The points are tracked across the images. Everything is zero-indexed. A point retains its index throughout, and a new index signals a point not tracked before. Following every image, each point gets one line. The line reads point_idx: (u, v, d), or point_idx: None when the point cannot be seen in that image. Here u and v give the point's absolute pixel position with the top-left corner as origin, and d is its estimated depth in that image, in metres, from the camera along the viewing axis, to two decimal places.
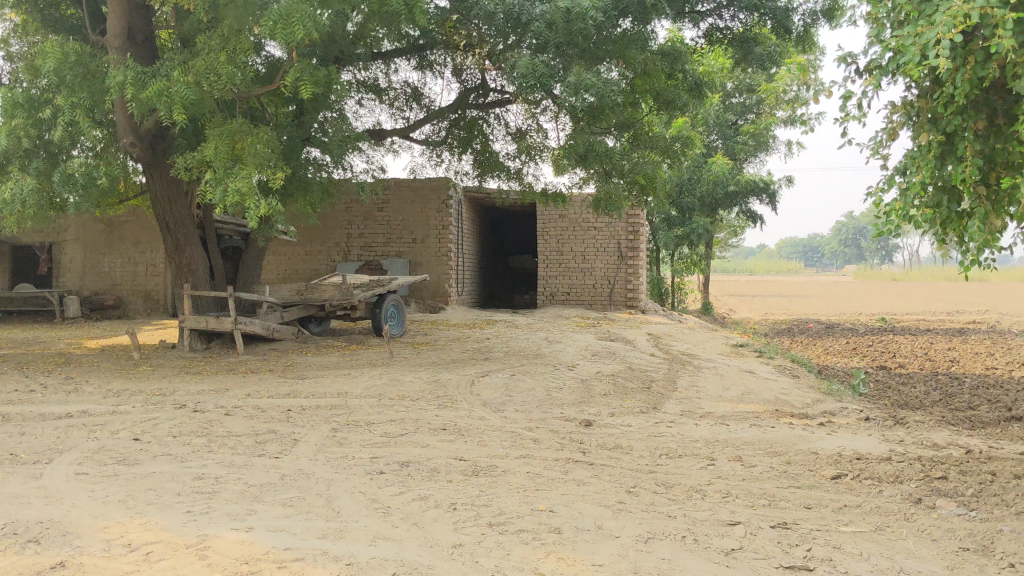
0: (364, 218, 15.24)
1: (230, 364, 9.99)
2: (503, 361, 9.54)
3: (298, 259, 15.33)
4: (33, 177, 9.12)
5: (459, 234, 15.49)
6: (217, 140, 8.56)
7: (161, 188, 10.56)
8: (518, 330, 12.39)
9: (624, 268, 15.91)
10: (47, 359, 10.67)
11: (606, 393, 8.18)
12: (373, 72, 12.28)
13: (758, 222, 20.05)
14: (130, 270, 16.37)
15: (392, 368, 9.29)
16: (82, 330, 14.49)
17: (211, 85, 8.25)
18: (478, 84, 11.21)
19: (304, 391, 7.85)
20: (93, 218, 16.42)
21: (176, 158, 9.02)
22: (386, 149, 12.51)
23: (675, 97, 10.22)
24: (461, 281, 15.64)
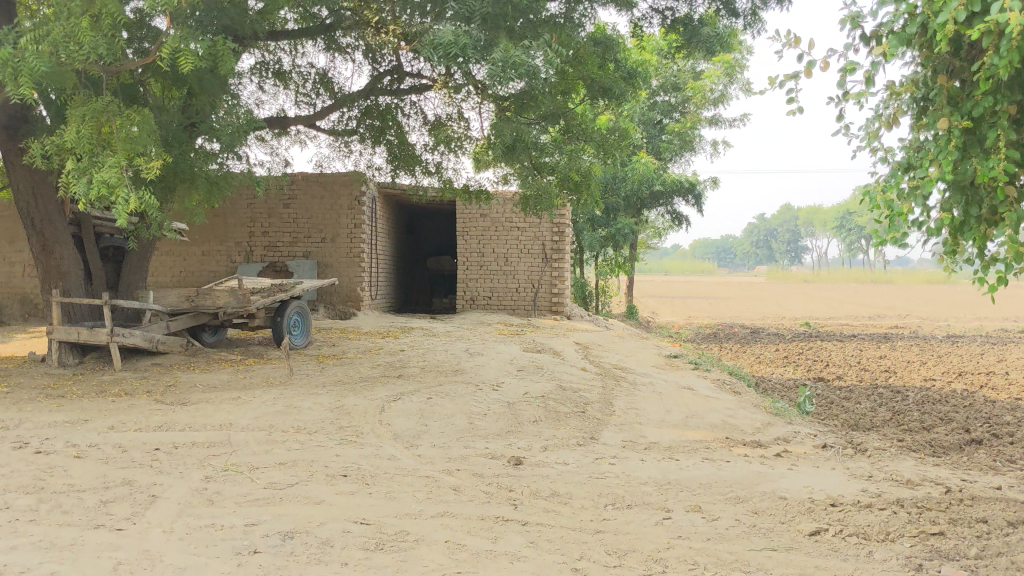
0: (268, 216, 13.90)
1: (101, 383, 8.62)
2: (418, 380, 8.37)
3: (193, 259, 13.89)
4: None
5: (372, 233, 14.25)
6: (77, 121, 7.24)
7: (22, 177, 9.19)
8: (434, 339, 11.23)
9: (549, 271, 14.91)
10: None
11: (537, 420, 7.12)
12: (276, 53, 11.05)
13: (684, 224, 19.26)
14: (4, 271, 14.68)
15: (290, 388, 8.06)
16: None
17: (68, 54, 6.99)
18: (393, 68, 10.05)
19: (179, 424, 6.61)
20: None
21: (31, 145, 7.66)
22: (290, 139, 11.25)
23: (611, 86, 9.22)
24: (375, 285, 14.40)
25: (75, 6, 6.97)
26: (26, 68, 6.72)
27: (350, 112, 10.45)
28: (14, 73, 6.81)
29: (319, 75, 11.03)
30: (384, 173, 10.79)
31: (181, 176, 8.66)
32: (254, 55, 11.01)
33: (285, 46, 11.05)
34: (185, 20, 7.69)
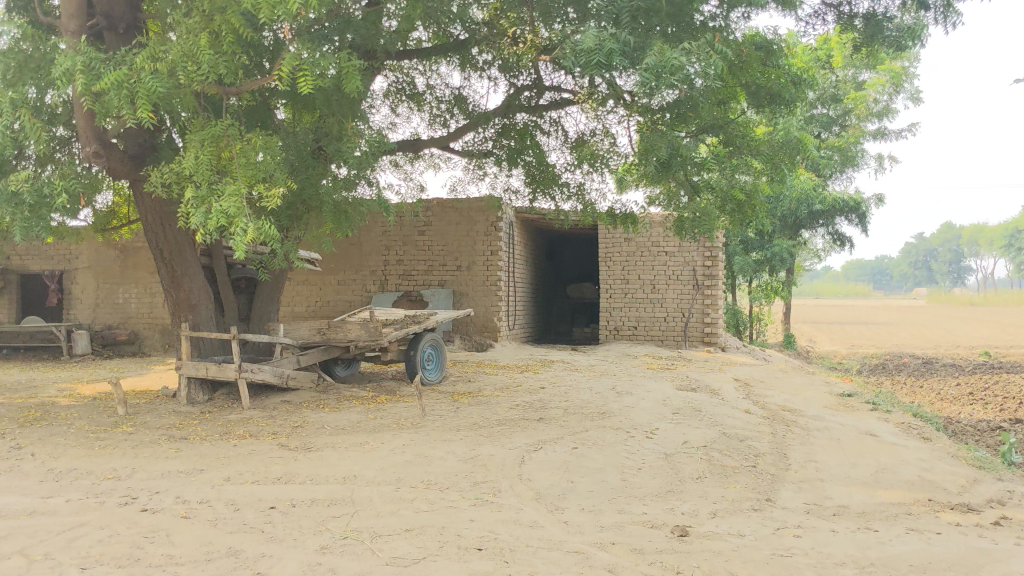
0: (403, 243, 13.39)
1: (227, 422, 8.12)
2: (562, 425, 7.48)
3: (328, 289, 13.53)
4: None
5: (510, 261, 13.53)
6: (194, 146, 6.82)
7: (150, 207, 8.91)
8: (578, 374, 10.34)
9: (701, 298, 13.78)
10: (19, 415, 8.92)
11: (700, 477, 6.14)
12: (409, 74, 10.50)
13: (846, 245, 17.75)
14: (146, 302, 14.70)
15: (422, 430, 7.34)
16: (83, 371, 12.80)
17: (186, 75, 6.57)
18: (531, 83, 9.30)
19: (301, 474, 5.96)
20: (106, 243, 14.75)
21: (152, 173, 7.27)
22: (425, 164, 10.66)
23: (780, 92, 8.10)
24: (513, 314, 13.65)
25: (194, 22, 6.54)
26: (140, 90, 6.33)
27: (486, 133, 9.74)
28: (129, 96, 6.42)
29: (454, 95, 10.39)
30: (523, 197, 10.00)
31: (309, 204, 8.13)
32: (387, 77, 10.49)
33: (419, 66, 10.48)
34: (309, 35, 7.15)
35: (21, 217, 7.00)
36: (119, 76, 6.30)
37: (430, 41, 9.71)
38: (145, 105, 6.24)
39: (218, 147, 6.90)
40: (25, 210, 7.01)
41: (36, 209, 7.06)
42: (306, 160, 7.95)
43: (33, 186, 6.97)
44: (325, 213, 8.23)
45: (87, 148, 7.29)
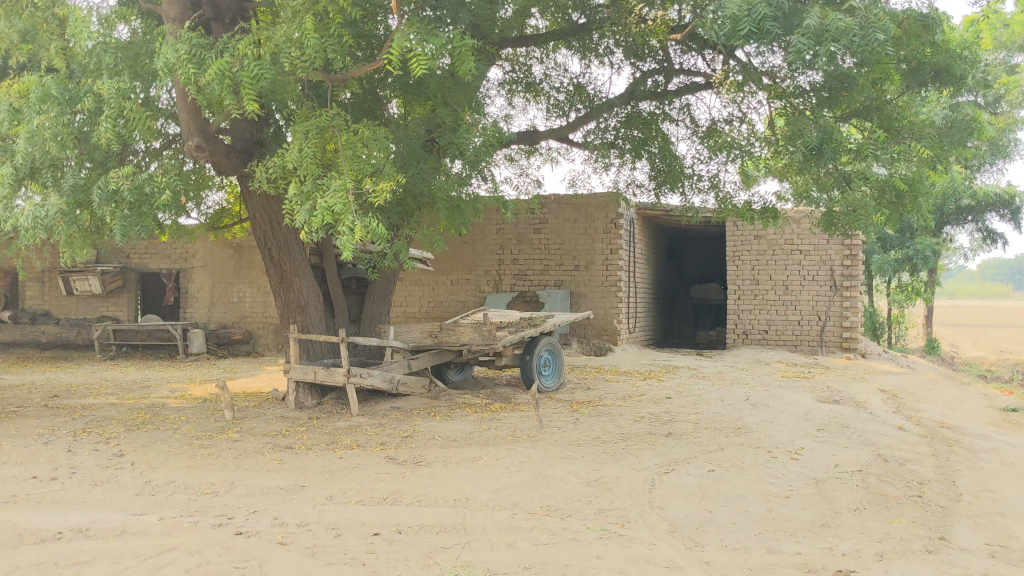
0: (518, 242, 12.85)
1: (335, 430, 7.71)
2: (694, 442, 6.76)
3: (442, 289, 13.11)
4: (64, 193, 7.00)
5: (631, 259, 12.82)
6: (298, 137, 6.38)
7: (258, 204, 8.59)
8: (707, 383, 9.57)
9: (839, 300, 12.77)
10: (128, 418, 8.73)
11: (859, 508, 5.35)
12: (527, 64, 9.94)
13: (998, 243, 16.35)
14: (260, 301, 14.59)
15: (540, 445, 6.74)
16: (197, 370, 12.71)
17: (292, 62, 6.15)
18: (659, 67, 8.61)
19: (408, 493, 5.44)
20: (222, 241, 14.71)
21: (257, 167, 6.88)
22: (541, 158, 10.05)
23: (950, 67, 7.10)
24: (634, 316, 12.94)
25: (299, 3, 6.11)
26: (243, 77, 5.91)
27: (609, 123, 9.09)
28: (233, 85, 6.01)
29: (572, 85, 9.76)
30: (648, 193, 9.26)
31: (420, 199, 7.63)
32: (502, 66, 9.94)
33: (535, 55, 9.89)
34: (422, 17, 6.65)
35: (122, 217, 6.78)
36: (222, 65, 5.87)
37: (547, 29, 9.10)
38: (250, 94, 5.82)
39: (322, 137, 6.45)
40: (126, 210, 6.82)
41: (139, 211, 6.90)
42: (416, 154, 7.44)
43: (135, 184, 6.76)
44: (437, 210, 7.71)
45: (191, 141, 6.97)
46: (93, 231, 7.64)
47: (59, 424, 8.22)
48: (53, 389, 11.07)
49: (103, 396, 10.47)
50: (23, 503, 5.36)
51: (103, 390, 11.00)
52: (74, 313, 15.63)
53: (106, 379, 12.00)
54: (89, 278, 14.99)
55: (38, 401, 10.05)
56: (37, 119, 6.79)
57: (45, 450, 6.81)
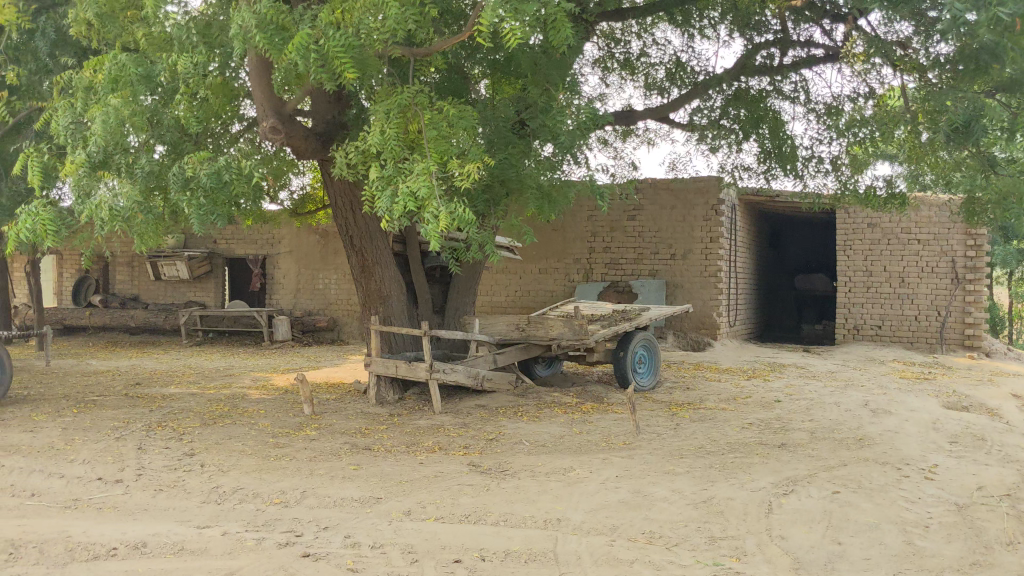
0: (610, 229, 12.20)
1: (417, 430, 7.22)
2: (812, 456, 6.06)
3: (530, 277, 12.61)
4: (138, 182, 6.31)
5: (732, 248, 12.04)
6: (378, 116, 5.86)
7: (340, 188, 8.13)
8: (818, 384, 8.82)
9: (961, 294, 11.81)
10: (206, 411, 8.35)
11: (1016, 544, 4.61)
12: (624, 39, 9.26)
13: None
14: (345, 288, 14.25)
15: (639, 454, 6.13)
16: (280, 357, 12.43)
17: (378, 32, 5.66)
18: (773, 39, 7.88)
19: (493, 510, 4.89)
20: (307, 227, 14.42)
21: (337, 152, 6.38)
22: (638, 140, 9.37)
23: None
24: (735, 309, 12.18)
25: None
26: (330, 48, 5.43)
27: (715, 102, 8.38)
28: (320, 59, 5.55)
29: (673, 62, 9.06)
30: (757, 176, 8.50)
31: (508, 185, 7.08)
32: (596, 41, 9.28)
33: (632, 31, 9.23)
34: None
35: (200, 203, 6.26)
36: (305, 37, 5.39)
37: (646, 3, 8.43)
38: (348, 66, 5.37)
39: (406, 115, 5.93)
40: (202, 196, 6.28)
41: (215, 198, 6.36)
42: (504, 136, 6.86)
43: (212, 169, 6.26)
44: (527, 197, 7.15)
45: (266, 124, 6.53)
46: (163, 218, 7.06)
47: (135, 416, 7.92)
48: (136, 377, 10.88)
49: (184, 385, 10.21)
50: (82, 510, 4.99)
51: (185, 379, 10.76)
52: (162, 297, 15.58)
53: (189, 367, 11.78)
54: (176, 263, 14.90)
55: (120, 389, 9.85)
56: (112, 97, 6.22)
57: (115, 448, 6.48)
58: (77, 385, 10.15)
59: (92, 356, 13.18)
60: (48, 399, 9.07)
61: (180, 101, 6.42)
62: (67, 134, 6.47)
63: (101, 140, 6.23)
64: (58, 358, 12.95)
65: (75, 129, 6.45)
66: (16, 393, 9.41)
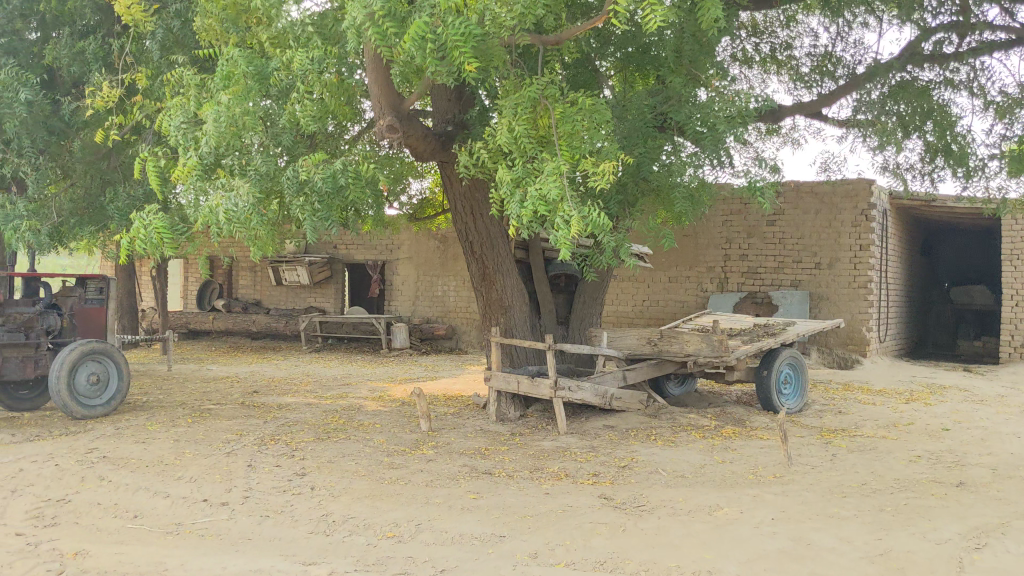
0: (748, 236, 11.39)
1: (542, 452, 6.66)
2: (1000, 499, 5.23)
3: (660, 286, 11.95)
4: (251, 184, 5.96)
5: (884, 257, 11.08)
6: (505, 112, 5.32)
7: (460, 192, 7.64)
8: (990, 410, 7.87)
9: None
10: (321, 422, 8.00)
11: None
12: (770, 28, 8.51)
13: None
14: (465, 295, 13.82)
15: (794, 491, 5.41)
16: (399, 366, 12.07)
17: (505, 18, 5.12)
18: (947, 23, 7.02)
19: (633, 555, 4.28)
20: (428, 232, 14.08)
21: (461, 151, 5.91)
22: (784, 138, 8.57)
23: None
24: (885, 323, 11.20)
25: None
26: (449, 37, 4.87)
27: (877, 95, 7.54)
28: (436, 50, 5.03)
29: (820, 54, 8.29)
30: (922, 178, 7.65)
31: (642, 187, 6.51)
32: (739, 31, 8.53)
33: (773, 21, 8.48)
34: None
35: (315, 208, 5.84)
36: (422, 27, 4.81)
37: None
38: (468, 58, 4.85)
39: (534, 109, 5.39)
40: (317, 201, 5.85)
41: (331, 202, 5.95)
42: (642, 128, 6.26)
43: (328, 173, 5.79)
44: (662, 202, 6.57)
45: (382, 121, 5.87)
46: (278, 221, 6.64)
47: (248, 428, 7.62)
48: (255, 384, 10.68)
49: (301, 394, 9.93)
50: (182, 538, 4.60)
51: (302, 387, 10.49)
52: (283, 302, 15.52)
53: (307, 374, 11.54)
54: (297, 268, 14.79)
55: (237, 397, 9.63)
56: (224, 95, 5.81)
57: (224, 464, 6.14)
58: (195, 392, 9.98)
59: (214, 361, 13.13)
60: (165, 406, 8.90)
61: (304, 97, 5.92)
62: (179, 134, 6.17)
63: (213, 139, 5.83)
64: (180, 362, 12.96)
65: (187, 129, 6.10)
66: (134, 399, 9.29)
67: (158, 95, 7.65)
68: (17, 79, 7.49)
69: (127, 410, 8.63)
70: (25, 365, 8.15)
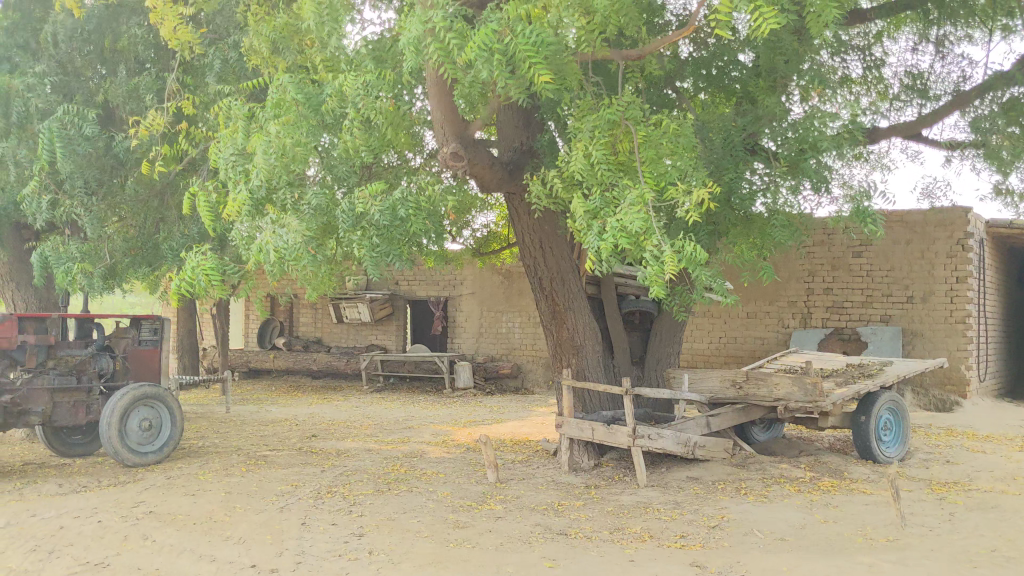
0: (832, 268, 10.76)
1: (622, 508, 6.06)
2: None
3: (737, 322, 11.34)
4: (305, 218, 5.53)
5: (982, 289, 10.32)
6: (581, 133, 4.86)
7: (529, 224, 7.15)
8: None
9: None
10: (382, 471, 7.50)
11: None
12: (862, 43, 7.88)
13: None
14: (531, 332, 13.29)
15: (917, 560, 4.74)
16: (463, 407, 11.56)
17: (581, 29, 4.70)
18: None
19: None
20: (491, 267, 13.59)
21: (530, 179, 5.44)
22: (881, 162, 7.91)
23: None
24: (985, 361, 10.41)
25: None
26: (518, 45, 4.44)
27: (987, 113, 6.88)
28: (504, 62, 4.59)
29: (909, 72, 7.69)
30: None
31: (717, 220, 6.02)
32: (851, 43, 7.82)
33: (861, 36, 7.89)
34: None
35: (374, 242, 5.41)
36: (488, 34, 4.40)
37: (883, 7, 7.17)
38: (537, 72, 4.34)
39: (613, 131, 4.92)
40: (376, 235, 5.42)
41: (391, 237, 5.49)
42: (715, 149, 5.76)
43: (386, 205, 5.40)
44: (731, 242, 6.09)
45: (445, 148, 5.39)
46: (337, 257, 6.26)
47: (305, 478, 7.15)
48: (313, 427, 10.25)
49: (361, 438, 9.47)
50: None
51: (363, 431, 10.03)
52: (344, 340, 15.15)
53: (368, 416, 11.08)
54: (358, 305, 14.43)
55: (295, 442, 9.20)
56: (272, 124, 5.47)
57: (277, 521, 5.66)
58: (252, 437, 9.59)
59: (273, 402, 12.74)
60: (220, 452, 8.50)
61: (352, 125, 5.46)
62: (229, 167, 5.78)
63: (264, 171, 5.40)
64: (239, 403, 12.62)
65: (236, 161, 5.72)
66: (190, 444, 8.92)
67: (213, 129, 7.36)
68: (74, 116, 7.28)
69: (181, 456, 8.24)
70: (77, 411, 7.78)
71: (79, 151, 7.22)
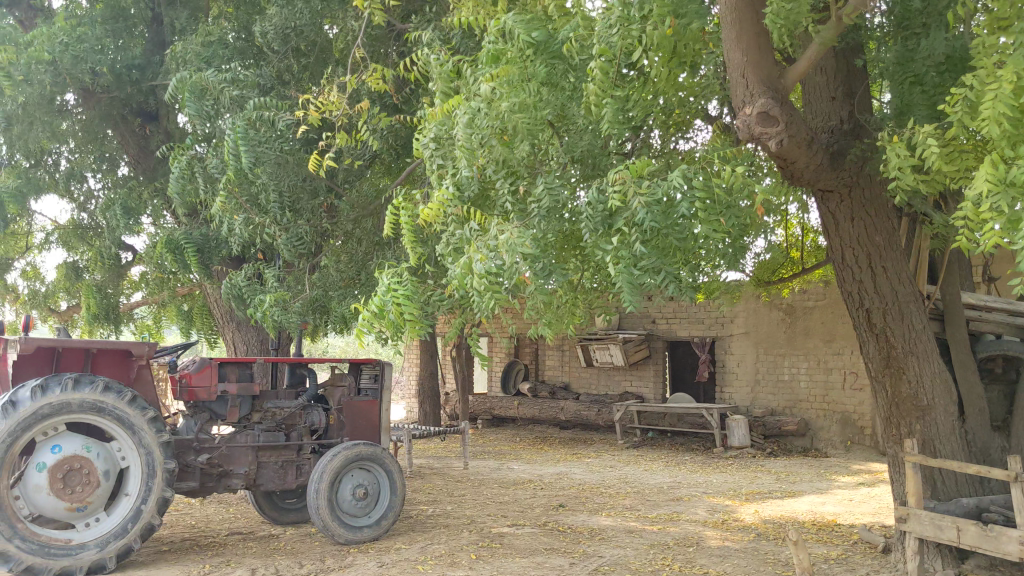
0: None
1: None
2: None
3: None
4: (536, 223, 3.94)
5: None
6: (1005, 58, 3.10)
7: (855, 230, 5.09)
8: None
9: None
10: (650, 568, 5.65)
11: None
12: None
13: None
14: (821, 380, 10.99)
15: None
16: (742, 471, 9.48)
17: None
18: None
19: None
20: (770, 302, 11.43)
21: (885, 153, 3.52)
22: None
23: None
24: None
25: None
26: None
27: None
28: None
29: None
30: None
31: None
32: None
33: None
34: None
35: (639, 252, 3.64)
36: None
37: None
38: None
39: None
40: (640, 241, 3.66)
41: (664, 247, 3.73)
42: None
43: (655, 196, 3.62)
44: None
45: (749, 107, 3.46)
46: (569, 269, 4.56)
47: None
48: (562, 493, 8.59)
49: (618, 510, 7.68)
50: None
51: (621, 499, 8.24)
52: (595, 388, 13.48)
53: (626, 479, 9.28)
54: (610, 347, 12.72)
55: (538, 514, 7.50)
56: (482, 83, 4.04)
57: None
58: (491, 503, 8.07)
59: (517, 457, 11.19)
60: (449, 525, 6.97)
61: (592, 69, 3.71)
62: (432, 161, 4.37)
63: (463, 155, 4.04)
64: (478, 457, 11.16)
65: (438, 151, 4.38)
66: (417, 513, 7.50)
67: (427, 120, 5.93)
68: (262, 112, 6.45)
69: (403, 531, 6.79)
70: (285, 473, 6.56)
71: (265, 151, 6.42)
